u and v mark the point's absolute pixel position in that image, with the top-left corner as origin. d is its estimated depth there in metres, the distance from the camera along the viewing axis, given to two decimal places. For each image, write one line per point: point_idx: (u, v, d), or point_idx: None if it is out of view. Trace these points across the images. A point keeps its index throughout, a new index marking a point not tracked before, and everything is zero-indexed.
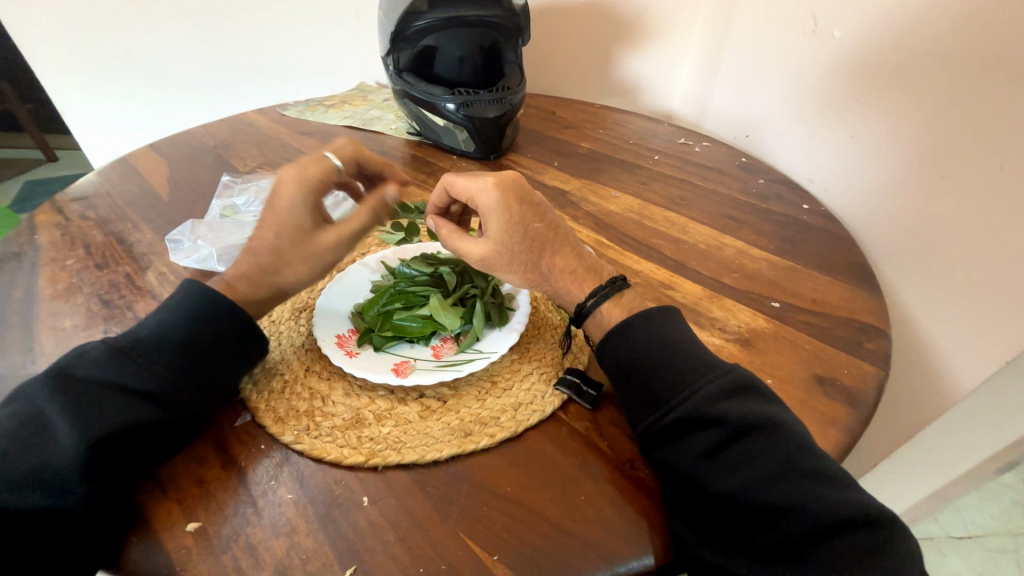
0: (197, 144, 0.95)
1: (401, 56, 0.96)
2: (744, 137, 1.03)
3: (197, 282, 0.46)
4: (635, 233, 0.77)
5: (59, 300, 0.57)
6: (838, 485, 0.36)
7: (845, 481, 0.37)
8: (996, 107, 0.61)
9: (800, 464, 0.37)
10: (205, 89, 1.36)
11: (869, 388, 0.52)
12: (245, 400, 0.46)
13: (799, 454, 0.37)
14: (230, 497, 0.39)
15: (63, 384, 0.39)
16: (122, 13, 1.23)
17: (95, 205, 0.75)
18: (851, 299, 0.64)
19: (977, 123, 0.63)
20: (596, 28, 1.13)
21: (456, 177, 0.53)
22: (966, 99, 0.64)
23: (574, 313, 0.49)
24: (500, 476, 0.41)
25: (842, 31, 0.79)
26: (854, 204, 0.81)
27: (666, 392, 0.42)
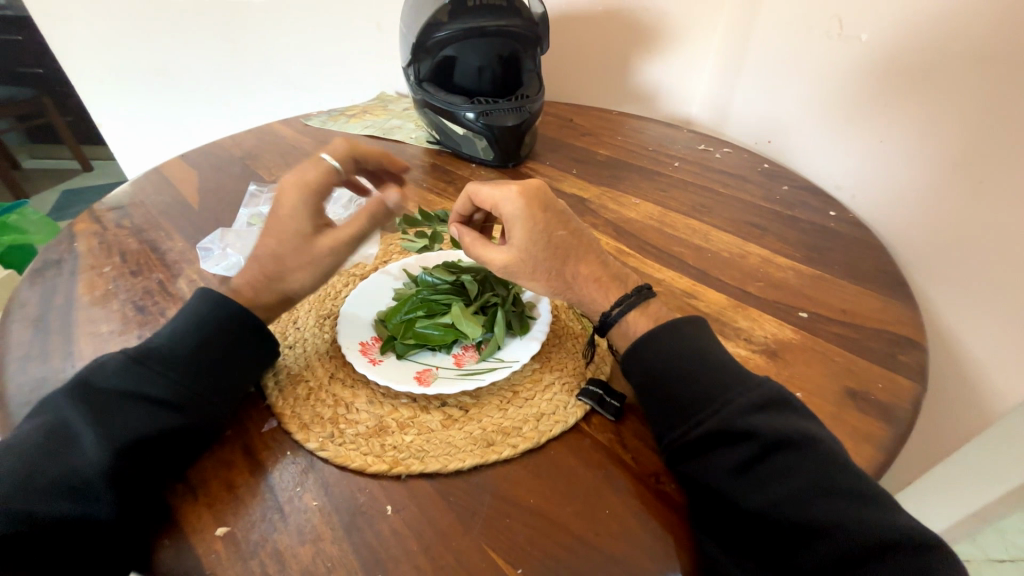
0: (225, 154, 0.98)
1: (422, 67, 0.98)
2: (766, 143, 1.01)
3: (204, 290, 0.48)
4: (656, 241, 0.76)
5: (97, 306, 0.60)
6: (877, 506, 0.35)
7: (885, 501, 0.35)
8: None
9: (837, 482, 0.36)
10: (233, 101, 1.40)
11: (905, 403, 0.50)
12: (271, 406, 0.46)
13: (835, 472, 0.36)
14: (256, 503, 0.39)
15: (104, 392, 0.41)
16: (156, 29, 1.29)
17: (130, 214, 0.78)
18: (883, 309, 0.62)
19: (1017, 127, 0.61)
20: (615, 35, 1.13)
21: (480, 185, 0.53)
22: (1005, 102, 0.62)
23: (598, 323, 0.49)
24: (523, 487, 0.41)
25: (868, 35, 0.77)
26: (884, 211, 0.78)
27: (694, 404, 0.41)
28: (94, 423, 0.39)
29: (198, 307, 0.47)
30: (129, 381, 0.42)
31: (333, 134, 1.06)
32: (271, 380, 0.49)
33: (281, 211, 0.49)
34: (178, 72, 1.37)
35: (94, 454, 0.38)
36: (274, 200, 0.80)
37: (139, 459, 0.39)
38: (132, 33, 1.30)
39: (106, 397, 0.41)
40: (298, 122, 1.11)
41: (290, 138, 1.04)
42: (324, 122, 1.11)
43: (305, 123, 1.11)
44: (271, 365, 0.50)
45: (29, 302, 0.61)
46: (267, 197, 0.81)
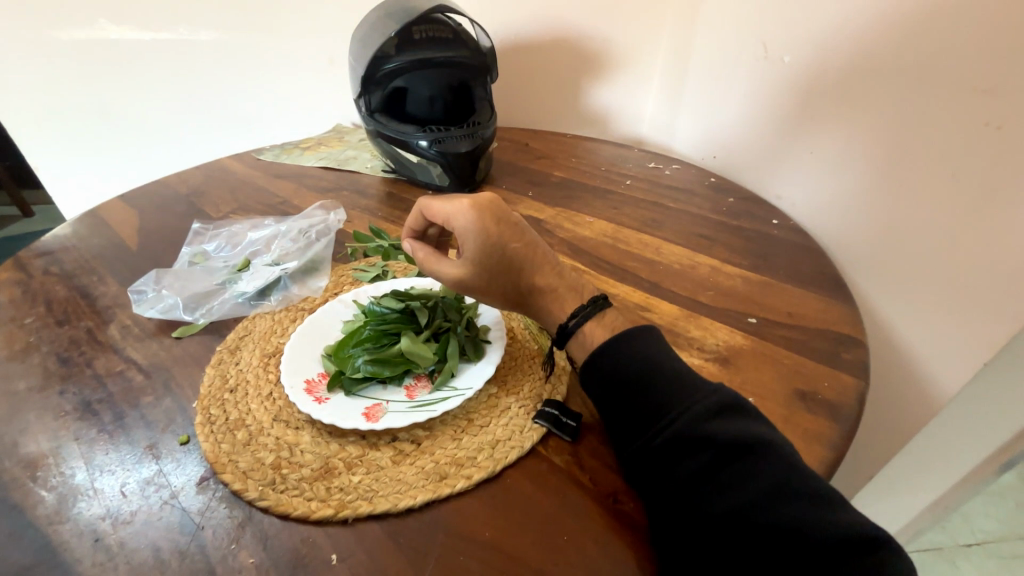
0: (170, 192, 0.95)
1: (372, 98, 0.98)
2: (711, 158, 1.07)
3: None
4: (611, 257, 0.77)
5: (15, 361, 0.55)
6: (830, 505, 0.35)
7: (837, 500, 0.36)
8: (943, 117, 0.64)
9: (790, 485, 0.36)
10: (182, 139, 1.37)
11: (851, 401, 0.51)
12: (205, 456, 0.43)
13: (789, 475, 0.36)
14: (185, 566, 0.36)
15: None
16: (96, 69, 1.26)
17: (61, 258, 0.74)
18: (826, 310, 0.65)
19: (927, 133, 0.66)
20: (563, 62, 1.18)
21: (433, 200, 0.52)
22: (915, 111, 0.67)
23: (556, 335, 0.49)
24: (478, 520, 0.39)
25: (791, 56, 0.84)
26: (822, 216, 0.83)
27: (649, 417, 0.40)
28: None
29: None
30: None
31: (285, 168, 1.05)
32: (206, 428, 0.45)
33: None
34: (122, 110, 1.33)
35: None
36: (219, 237, 0.78)
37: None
38: (71, 73, 1.26)
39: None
40: (249, 157, 1.09)
41: (239, 173, 1.02)
42: (277, 156, 1.09)
43: (256, 157, 1.09)
44: (209, 411, 0.47)
45: None
46: (212, 234, 0.79)
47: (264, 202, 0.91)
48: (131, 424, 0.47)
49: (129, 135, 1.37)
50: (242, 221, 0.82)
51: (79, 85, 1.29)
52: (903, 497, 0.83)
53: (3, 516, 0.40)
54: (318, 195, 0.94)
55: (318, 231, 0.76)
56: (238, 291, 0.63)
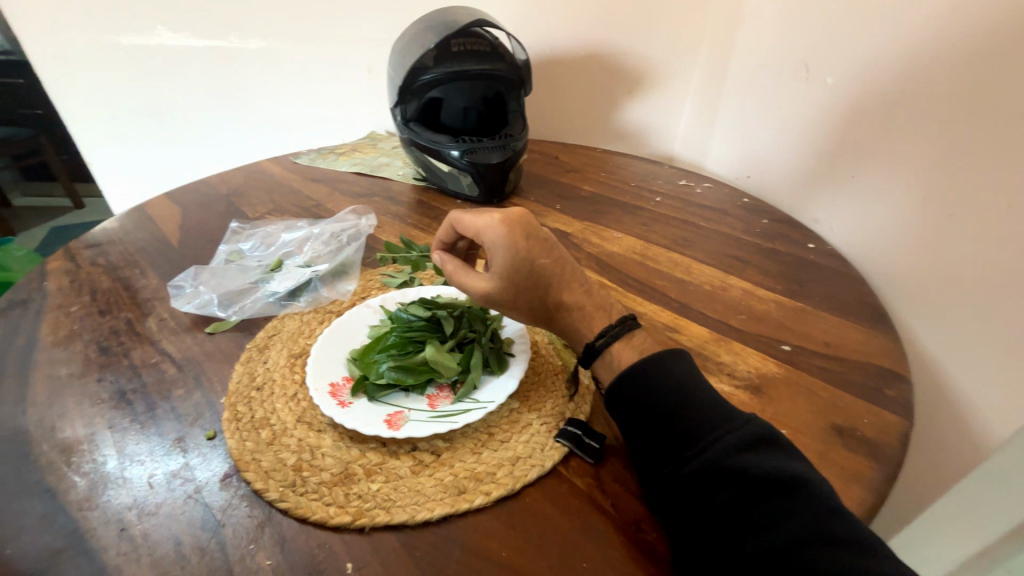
0: (211, 192, 0.98)
1: (408, 107, 1.00)
2: (746, 177, 1.04)
3: None
4: (638, 274, 0.76)
5: (59, 347, 0.57)
6: (873, 555, 0.33)
7: (882, 550, 0.33)
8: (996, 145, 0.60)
9: (831, 530, 0.33)
10: (225, 140, 1.43)
11: (894, 441, 0.48)
12: (230, 453, 0.44)
13: (829, 519, 0.34)
14: (204, 563, 0.36)
15: None
16: (151, 73, 1.33)
17: (107, 251, 0.77)
18: (866, 342, 0.62)
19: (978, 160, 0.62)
20: (597, 77, 1.18)
21: (463, 213, 0.52)
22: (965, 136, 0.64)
23: (582, 353, 0.47)
24: (495, 539, 0.38)
25: (833, 78, 0.82)
26: (864, 243, 0.80)
27: (679, 444, 0.39)
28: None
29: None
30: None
31: (320, 172, 1.07)
32: (232, 425, 0.46)
33: None
34: (172, 113, 1.40)
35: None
36: (255, 237, 0.80)
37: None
38: (128, 77, 1.34)
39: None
40: (286, 160, 1.13)
41: (276, 175, 1.05)
42: (313, 160, 1.12)
43: (294, 160, 1.12)
44: (235, 409, 0.48)
45: None
46: (248, 234, 0.81)
47: (299, 204, 0.94)
48: (162, 416, 0.48)
49: (176, 136, 1.44)
50: (277, 222, 0.84)
51: (134, 88, 1.36)
52: None
53: (37, 499, 0.41)
54: (350, 200, 0.96)
55: (349, 234, 0.78)
56: (270, 290, 0.65)
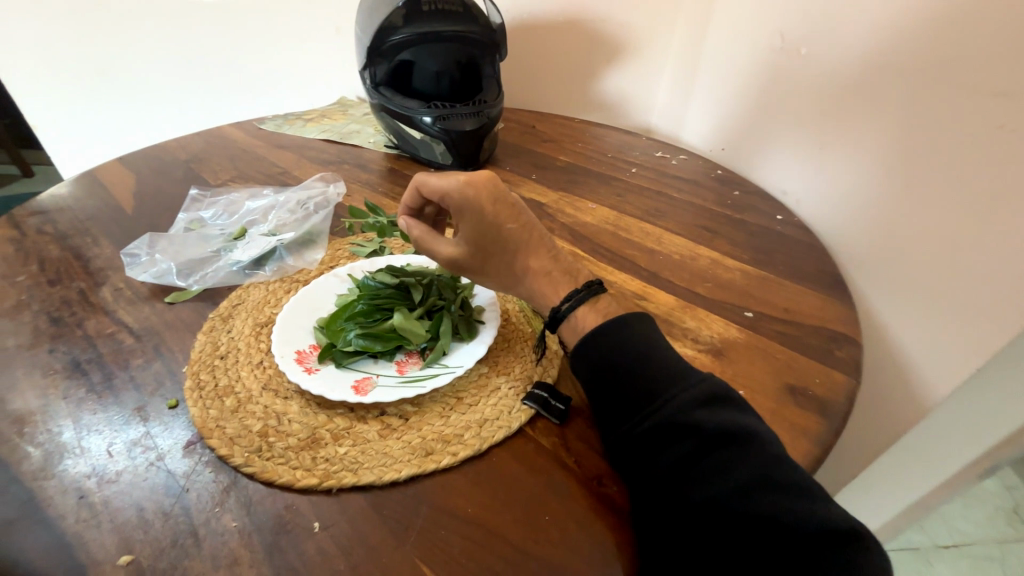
0: (168, 157, 0.93)
1: (378, 70, 0.96)
2: (720, 150, 1.05)
3: None
4: (611, 244, 0.76)
5: (5, 319, 0.55)
6: (811, 498, 0.35)
7: (820, 493, 0.36)
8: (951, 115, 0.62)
9: (776, 477, 0.36)
10: (183, 104, 1.35)
11: (842, 398, 0.51)
12: (194, 421, 0.43)
13: (774, 467, 0.36)
14: (168, 527, 0.36)
15: None
16: (96, 27, 1.22)
17: (55, 219, 0.73)
18: (822, 308, 0.64)
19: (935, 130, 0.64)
20: (575, 44, 1.14)
21: (429, 177, 0.50)
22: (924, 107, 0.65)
23: (548, 318, 0.48)
24: (462, 496, 0.39)
25: (807, 49, 0.82)
26: (828, 214, 0.82)
27: (640, 402, 0.40)
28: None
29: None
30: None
31: (286, 138, 1.03)
32: (195, 393, 0.45)
33: None
34: (122, 72, 1.30)
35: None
36: (216, 205, 0.77)
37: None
38: (69, 31, 1.23)
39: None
40: (250, 125, 1.07)
41: (239, 141, 1.00)
42: (278, 126, 1.07)
43: (258, 126, 1.07)
44: (198, 377, 0.47)
45: None
46: (209, 201, 0.78)
47: (263, 171, 0.90)
48: (120, 386, 0.47)
49: (128, 98, 1.35)
50: (240, 190, 0.80)
51: (78, 44, 1.26)
52: (886, 497, 0.84)
53: None
54: (318, 167, 0.92)
55: (316, 203, 0.76)
56: (233, 259, 0.63)
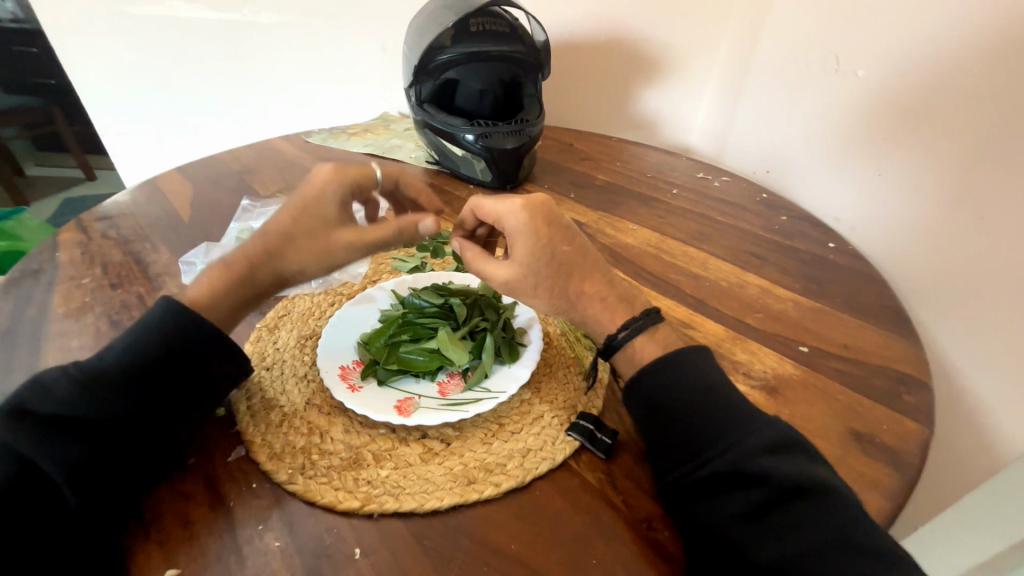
0: (222, 168, 0.97)
1: (423, 88, 0.98)
2: (764, 172, 1.01)
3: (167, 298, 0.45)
4: (653, 268, 0.74)
5: (70, 319, 0.57)
6: (893, 565, 0.33)
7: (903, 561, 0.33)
8: None
9: (855, 538, 0.33)
10: (236, 116, 1.42)
11: (915, 449, 0.47)
12: (240, 433, 0.44)
13: (852, 527, 0.33)
14: (213, 542, 0.36)
15: (29, 421, 0.37)
16: (163, 45, 1.31)
17: (118, 224, 0.77)
18: (887, 346, 0.60)
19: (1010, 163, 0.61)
20: (617, 62, 1.13)
21: (484, 199, 0.51)
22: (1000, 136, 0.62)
23: (603, 346, 0.46)
24: (505, 531, 0.38)
25: (865, 70, 0.79)
26: (884, 244, 0.78)
27: (701, 442, 0.38)
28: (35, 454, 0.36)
29: (163, 313, 0.44)
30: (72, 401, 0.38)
31: (332, 151, 1.06)
32: (243, 405, 0.46)
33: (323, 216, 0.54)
34: (183, 86, 1.38)
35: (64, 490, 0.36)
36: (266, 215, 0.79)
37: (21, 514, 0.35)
38: (140, 48, 1.32)
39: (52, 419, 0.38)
40: (298, 138, 1.11)
41: (288, 154, 1.04)
42: (325, 139, 1.11)
43: (305, 139, 1.11)
44: (246, 388, 0.48)
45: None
46: (259, 212, 0.80)
47: None
48: None
49: (187, 110, 1.43)
50: None
51: (146, 60, 1.34)
52: None
53: None
54: None
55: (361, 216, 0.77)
56: None
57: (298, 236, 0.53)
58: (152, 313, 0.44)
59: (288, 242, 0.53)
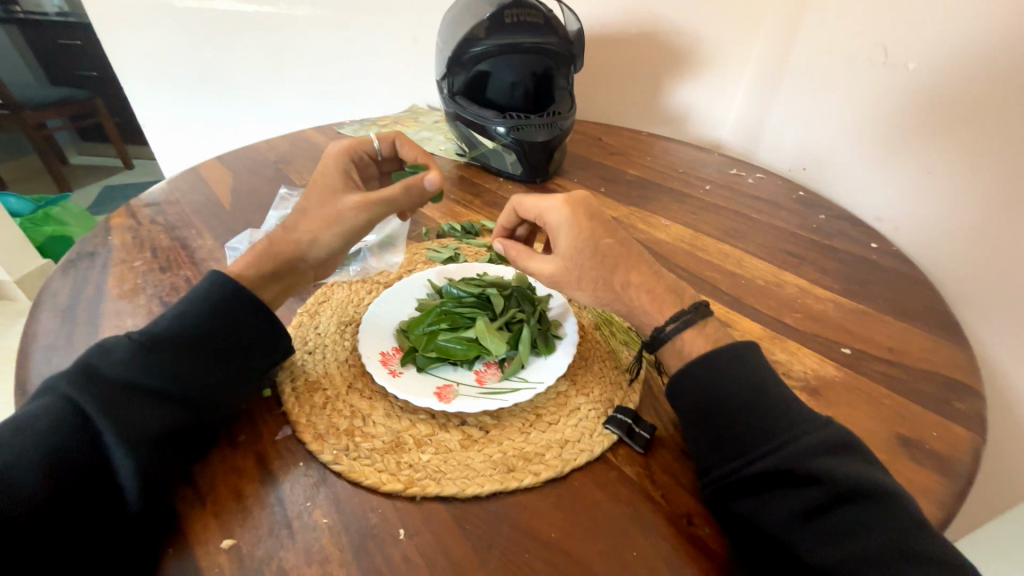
0: (259, 157, 1.00)
1: (455, 80, 0.98)
2: (801, 169, 0.98)
3: (221, 276, 0.47)
4: (687, 264, 0.73)
5: (124, 300, 0.60)
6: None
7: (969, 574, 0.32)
8: None
9: (918, 547, 0.32)
10: (270, 108, 1.45)
11: (966, 456, 0.45)
12: (286, 413, 0.45)
13: (917, 535, 0.33)
14: (265, 517, 0.38)
15: (93, 384, 0.39)
16: (203, 38, 1.34)
17: (164, 211, 0.80)
18: (934, 350, 0.58)
19: None
20: (648, 55, 1.11)
21: (524, 198, 0.53)
22: None
23: (651, 338, 0.46)
24: (546, 519, 0.38)
25: (916, 63, 0.74)
26: (931, 244, 0.75)
27: (753, 438, 0.38)
28: (103, 420, 0.37)
29: (211, 291, 0.46)
30: (135, 370, 0.40)
31: None
32: (288, 387, 0.47)
33: (329, 186, 0.54)
34: (220, 78, 1.42)
35: (125, 458, 0.37)
36: None
37: (90, 481, 0.36)
38: (182, 43, 1.36)
39: (115, 386, 0.39)
40: (330, 130, 1.13)
41: (322, 144, 1.06)
42: (357, 131, 1.12)
43: (338, 131, 1.12)
44: (289, 370, 0.49)
45: (60, 291, 0.62)
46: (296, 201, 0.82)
47: None
48: None
49: (223, 102, 1.47)
50: None
51: (186, 52, 1.38)
52: None
53: None
54: None
55: None
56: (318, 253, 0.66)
57: (308, 209, 0.53)
58: (209, 290, 0.46)
59: (299, 216, 0.53)
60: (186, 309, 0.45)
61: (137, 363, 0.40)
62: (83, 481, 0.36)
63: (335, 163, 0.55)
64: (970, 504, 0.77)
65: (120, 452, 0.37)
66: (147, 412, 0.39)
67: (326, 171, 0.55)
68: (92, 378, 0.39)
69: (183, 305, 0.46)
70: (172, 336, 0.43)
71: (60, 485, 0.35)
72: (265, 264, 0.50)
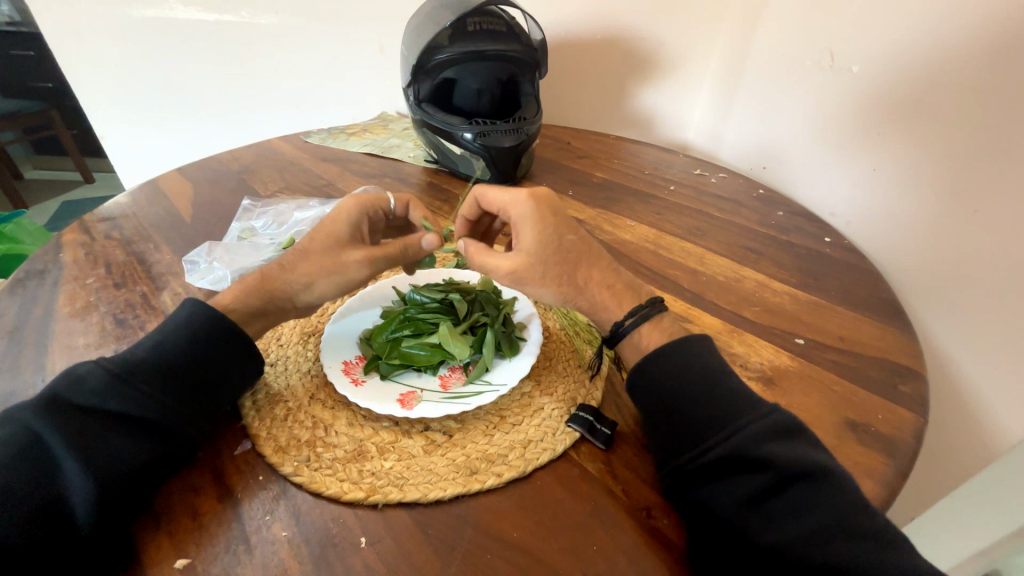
0: (222, 168, 0.98)
1: (421, 87, 0.97)
2: (761, 168, 1.02)
3: (192, 301, 0.47)
4: (652, 263, 0.75)
5: (75, 318, 0.58)
6: (898, 551, 0.33)
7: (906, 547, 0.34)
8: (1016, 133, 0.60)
9: (858, 523, 0.34)
10: (235, 117, 1.42)
11: (908, 437, 0.48)
12: (245, 427, 0.45)
13: (856, 512, 0.34)
14: (223, 533, 0.37)
15: (52, 412, 0.38)
16: (161, 47, 1.31)
17: (121, 225, 0.77)
18: (882, 338, 0.61)
19: (995, 152, 0.62)
20: (615, 60, 1.13)
21: (488, 190, 0.53)
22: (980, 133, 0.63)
23: (609, 333, 0.48)
24: (508, 520, 0.38)
25: (859, 66, 0.79)
26: (879, 237, 0.79)
27: (708, 428, 0.40)
28: (65, 447, 0.37)
29: (182, 316, 0.46)
30: (98, 395, 0.39)
31: (332, 151, 1.07)
32: (249, 401, 0.47)
33: (339, 232, 0.52)
34: (181, 87, 1.38)
35: (82, 489, 0.36)
36: (267, 215, 0.80)
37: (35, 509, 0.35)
38: (139, 52, 1.33)
39: (78, 412, 0.39)
40: (297, 139, 1.12)
41: (287, 153, 1.05)
42: (323, 139, 1.11)
43: (305, 139, 1.11)
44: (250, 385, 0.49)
45: (6, 312, 0.59)
46: (260, 211, 0.81)
47: (310, 183, 0.93)
48: None
49: (185, 112, 1.43)
50: (289, 200, 0.83)
51: (146, 62, 1.35)
52: None
53: None
54: (361, 180, 0.95)
55: None
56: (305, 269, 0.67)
57: (310, 252, 0.51)
58: (180, 315, 0.46)
59: (299, 258, 0.51)
60: (157, 333, 0.45)
61: (101, 388, 0.40)
62: (31, 509, 0.35)
63: (356, 213, 0.53)
64: (923, 484, 0.80)
65: (77, 478, 0.36)
66: (108, 437, 0.38)
67: (342, 218, 0.53)
68: (50, 405, 0.38)
69: (155, 330, 0.46)
70: (139, 358, 0.43)
71: (7, 520, 0.34)
72: (243, 290, 0.50)
